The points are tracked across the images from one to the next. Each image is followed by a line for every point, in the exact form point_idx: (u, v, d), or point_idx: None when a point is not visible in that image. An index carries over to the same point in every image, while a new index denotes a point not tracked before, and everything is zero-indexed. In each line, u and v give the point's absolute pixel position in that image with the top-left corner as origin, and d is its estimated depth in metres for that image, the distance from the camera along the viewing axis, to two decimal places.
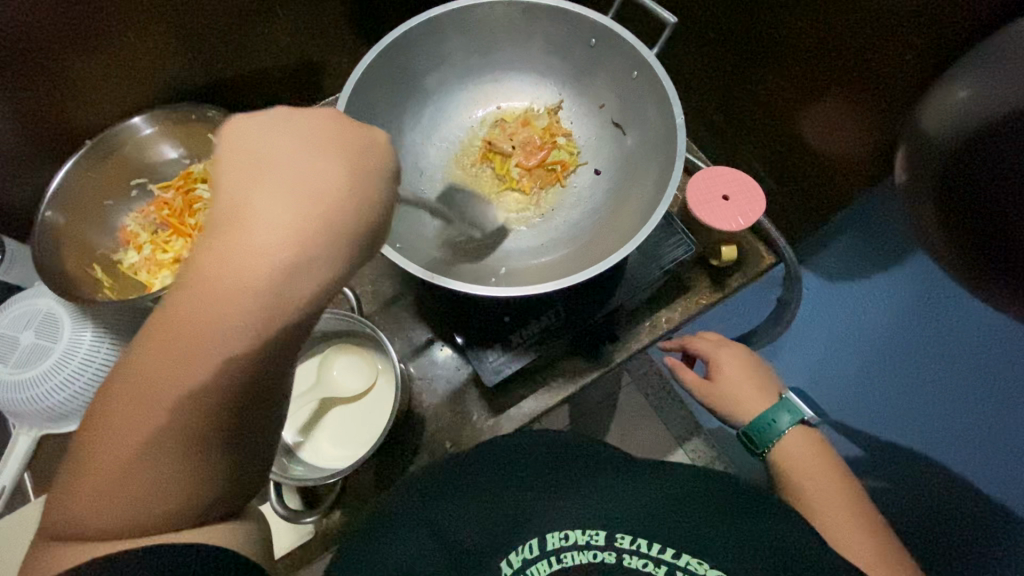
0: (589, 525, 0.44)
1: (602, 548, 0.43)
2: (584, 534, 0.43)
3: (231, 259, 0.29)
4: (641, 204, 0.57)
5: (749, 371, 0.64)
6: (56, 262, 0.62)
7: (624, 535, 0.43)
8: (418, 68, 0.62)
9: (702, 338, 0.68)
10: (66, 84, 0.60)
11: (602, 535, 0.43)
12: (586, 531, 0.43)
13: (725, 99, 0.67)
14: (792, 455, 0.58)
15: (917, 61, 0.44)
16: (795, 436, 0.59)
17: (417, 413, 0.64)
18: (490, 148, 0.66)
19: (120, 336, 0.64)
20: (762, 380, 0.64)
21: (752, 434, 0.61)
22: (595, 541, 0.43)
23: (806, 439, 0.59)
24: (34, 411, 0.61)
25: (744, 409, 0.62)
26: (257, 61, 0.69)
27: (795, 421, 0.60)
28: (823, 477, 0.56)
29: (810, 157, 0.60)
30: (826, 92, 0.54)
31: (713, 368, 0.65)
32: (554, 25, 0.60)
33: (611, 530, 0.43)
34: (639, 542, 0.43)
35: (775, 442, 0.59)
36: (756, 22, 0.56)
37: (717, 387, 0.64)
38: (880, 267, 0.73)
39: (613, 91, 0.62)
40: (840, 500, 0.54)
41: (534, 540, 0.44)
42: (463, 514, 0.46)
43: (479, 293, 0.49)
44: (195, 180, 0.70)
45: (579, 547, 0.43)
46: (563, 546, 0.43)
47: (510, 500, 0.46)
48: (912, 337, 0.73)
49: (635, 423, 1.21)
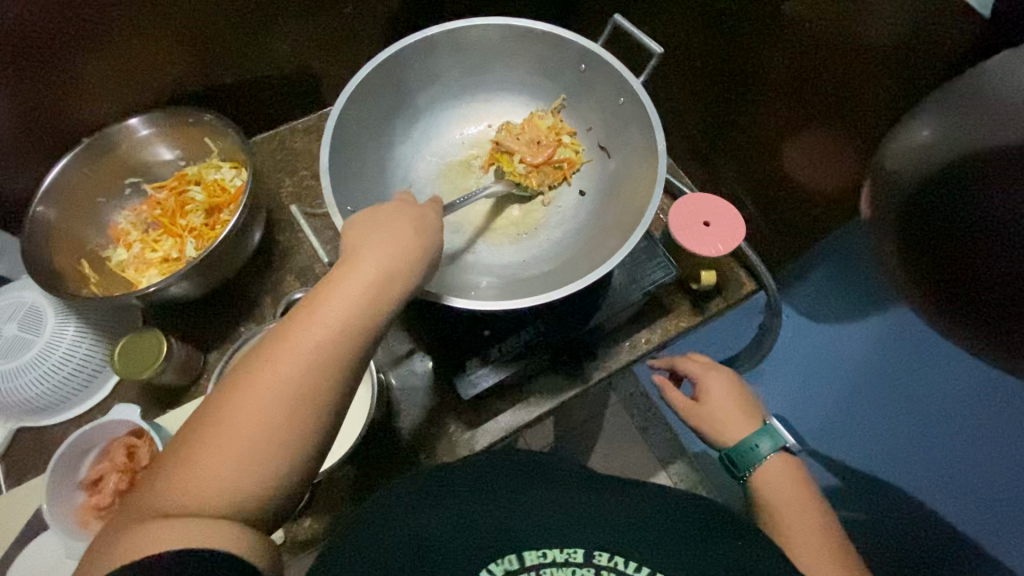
0: (567, 542, 0.44)
1: (580, 565, 0.43)
2: (562, 552, 0.43)
3: (335, 286, 0.38)
4: (623, 224, 0.58)
5: (733, 396, 0.65)
6: (45, 255, 0.63)
7: (602, 552, 0.43)
8: (411, 84, 0.63)
9: (692, 361, 0.68)
10: (64, 82, 0.61)
11: (580, 553, 0.43)
12: (564, 548, 0.43)
13: (711, 128, 0.68)
14: (771, 482, 0.57)
15: (886, 100, 0.46)
16: (774, 462, 0.59)
17: (394, 422, 0.64)
18: (500, 150, 0.67)
19: (104, 332, 0.65)
20: (745, 404, 0.64)
21: (734, 456, 0.60)
22: (573, 559, 0.43)
23: (786, 466, 0.58)
24: (12, 403, 0.61)
25: (726, 430, 0.62)
26: (254, 68, 0.71)
27: (774, 447, 0.59)
28: (801, 506, 0.55)
29: (790, 188, 0.62)
30: (804, 126, 0.55)
31: (699, 392, 0.66)
32: (545, 51, 0.62)
33: (589, 547, 0.44)
34: (617, 560, 0.43)
35: (754, 467, 0.59)
36: (738, 56, 0.58)
37: (701, 410, 0.64)
38: (859, 311, 0.72)
39: (600, 115, 0.64)
40: (813, 524, 0.53)
41: (513, 556, 0.43)
42: (429, 530, 0.45)
43: (458, 305, 0.50)
44: (189, 182, 0.70)
45: (557, 565, 0.43)
46: (542, 563, 0.43)
47: (477, 511, 0.46)
48: (895, 368, 0.72)
49: (620, 444, 1.21)
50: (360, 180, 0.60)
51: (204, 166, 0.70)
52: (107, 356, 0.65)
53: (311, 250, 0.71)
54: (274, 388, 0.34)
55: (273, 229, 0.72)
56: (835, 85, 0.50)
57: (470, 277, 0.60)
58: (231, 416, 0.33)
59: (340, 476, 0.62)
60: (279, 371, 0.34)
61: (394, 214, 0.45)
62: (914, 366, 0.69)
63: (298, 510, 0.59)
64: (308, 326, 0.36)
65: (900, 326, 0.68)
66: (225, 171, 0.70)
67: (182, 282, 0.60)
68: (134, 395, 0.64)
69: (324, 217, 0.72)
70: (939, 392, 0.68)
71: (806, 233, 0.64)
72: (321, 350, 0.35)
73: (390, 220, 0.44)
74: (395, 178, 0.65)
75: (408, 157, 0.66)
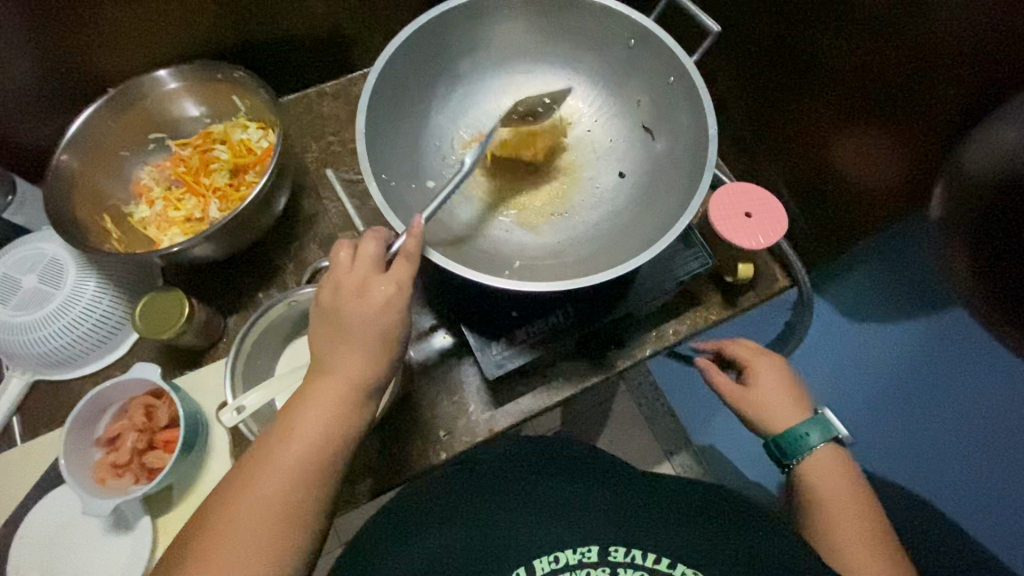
0: (581, 544, 0.49)
1: (595, 564, 0.48)
2: (575, 554, 0.49)
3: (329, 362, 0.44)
4: (664, 212, 0.56)
5: (784, 383, 0.61)
6: (67, 206, 0.61)
7: (617, 549, 0.49)
8: (452, 50, 0.61)
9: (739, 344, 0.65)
10: (91, 26, 0.59)
11: (595, 552, 0.49)
12: (577, 550, 0.49)
13: (757, 115, 0.65)
14: (816, 474, 0.56)
15: (960, 96, 0.43)
16: (823, 455, 0.57)
17: (414, 398, 0.63)
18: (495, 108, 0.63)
19: (124, 289, 0.63)
20: (793, 392, 0.61)
21: (782, 442, 0.58)
22: (586, 558, 0.48)
23: (834, 458, 0.57)
24: (31, 355, 0.60)
25: (772, 417, 0.60)
26: (289, 25, 0.68)
27: (823, 438, 0.57)
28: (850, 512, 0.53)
29: (838, 184, 0.59)
30: (861, 120, 0.53)
31: (750, 375, 0.63)
32: (595, 22, 0.60)
33: (604, 545, 0.49)
34: (633, 554, 0.48)
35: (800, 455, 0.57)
36: (797, 40, 0.55)
37: (750, 394, 0.61)
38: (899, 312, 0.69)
39: (647, 93, 0.61)
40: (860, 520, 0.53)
41: (521, 568, 0.49)
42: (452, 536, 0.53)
43: (493, 284, 0.48)
44: (214, 140, 0.68)
45: (571, 567, 0.48)
46: (554, 568, 0.48)
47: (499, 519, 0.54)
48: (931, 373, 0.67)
49: (626, 432, 1.20)
50: (395, 148, 0.58)
51: (231, 125, 0.68)
52: (127, 313, 0.64)
53: (336, 218, 0.69)
54: (288, 460, 0.42)
55: (298, 194, 0.70)
56: (901, 79, 0.47)
57: (501, 256, 0.58)
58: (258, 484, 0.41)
59: (357, 450, 0.60)
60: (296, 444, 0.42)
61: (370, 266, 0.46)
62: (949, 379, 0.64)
63: None
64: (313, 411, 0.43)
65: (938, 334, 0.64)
66: (252, 131, 0.68)
67: (207, 243, 0.59)
68: (152, 354, 0.63)
69: (351, 184, 0.70)
70: (968, 412, 0.64)
71: (844, 232, 0.62)
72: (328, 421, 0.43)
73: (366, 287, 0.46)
74: (427, 148, 0.62)
75: (443, 126, 0.64)
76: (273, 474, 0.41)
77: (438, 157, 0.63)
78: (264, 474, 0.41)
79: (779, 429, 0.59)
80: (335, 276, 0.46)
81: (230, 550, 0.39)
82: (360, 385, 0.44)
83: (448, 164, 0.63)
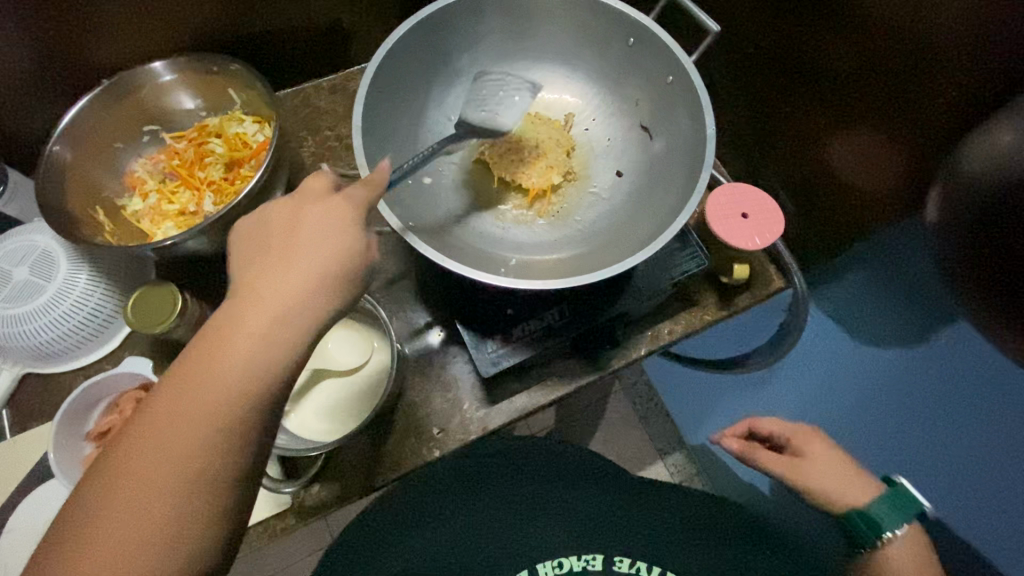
0: (584, 553, 0.58)
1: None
2: (580, 561, 0.57)
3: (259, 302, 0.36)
4: (661, 212, 0.56)
5: (840, 456, 0.61)
6: (59, 198, 0.60)
7: (621, 559, 0.57)
8: (451, 46, 0.61)
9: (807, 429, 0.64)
10: (86, 17, 0.59)
11: (598, 560, 0.57)
12: (581, 558, 0.57)
13: (755, 116, 0.65)
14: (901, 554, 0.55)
15: (959, 101, 0.43)
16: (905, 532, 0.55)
17: (409, 396, 0.63)
18: None
19: (116, 283, 0.63)
20: (845, 458, 0.61)
21: (866, 519, 0.56)
22: (590, 565, 0.57)
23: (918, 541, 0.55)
24: (20, 347, 0.59)
25: (850, 493, 0.59)
26: (285, 18, 0.68)
27: (906, 518, 0.56)
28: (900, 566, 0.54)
29: (835, 187, 0.59)
30: (859, 122, 0.53)
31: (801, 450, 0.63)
32: (595, 21, 0.59)
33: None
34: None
35: (888, 536, 0.55)
36: (797, 41, 0.55)
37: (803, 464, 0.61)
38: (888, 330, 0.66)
39: (645, 93, 0.61)
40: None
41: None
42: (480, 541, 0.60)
43: (490, 282, 0.48)
44: (209, 134, 0.68)
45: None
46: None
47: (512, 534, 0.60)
48: (919, 390, 0.66)
49: (619, 432, 1.20)
50: (392, 143, 0.58)
51: (226, 118, 0.68)
52: (119, 307, 0.63)
53: None
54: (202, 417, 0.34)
55: (293, 190, 0.70)
56: (900, 81, 0.47)
57: (498, 253, 0.58)
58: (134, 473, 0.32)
59: (350, 447, 0.60)
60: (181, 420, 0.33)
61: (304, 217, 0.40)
62: (952, 389, 0.62)
63: (308, 478, 0.58)
64: (230, 355, 0.35)
65: (952, 350, 0.59)
66: (247, 125, 0.67)
67: (201, 237, 0.58)
68: (144, 348, 0.63)
69: (348, 179, 0.70)
70: (963, 430, 0.63)
71: (841, 234, 0.62)
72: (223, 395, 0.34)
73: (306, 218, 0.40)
74: (425, 144, 0.62)
75: (441, 123, 0.63)
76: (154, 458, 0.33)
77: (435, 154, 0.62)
78: (136, 459, 0.32)
79: (858, 506, 0.58)
80: (274, 229, 0.40)
81: (98, 555, 0.31)
82: (284, 355, 0.36)
83: (446, 160, 0.63)
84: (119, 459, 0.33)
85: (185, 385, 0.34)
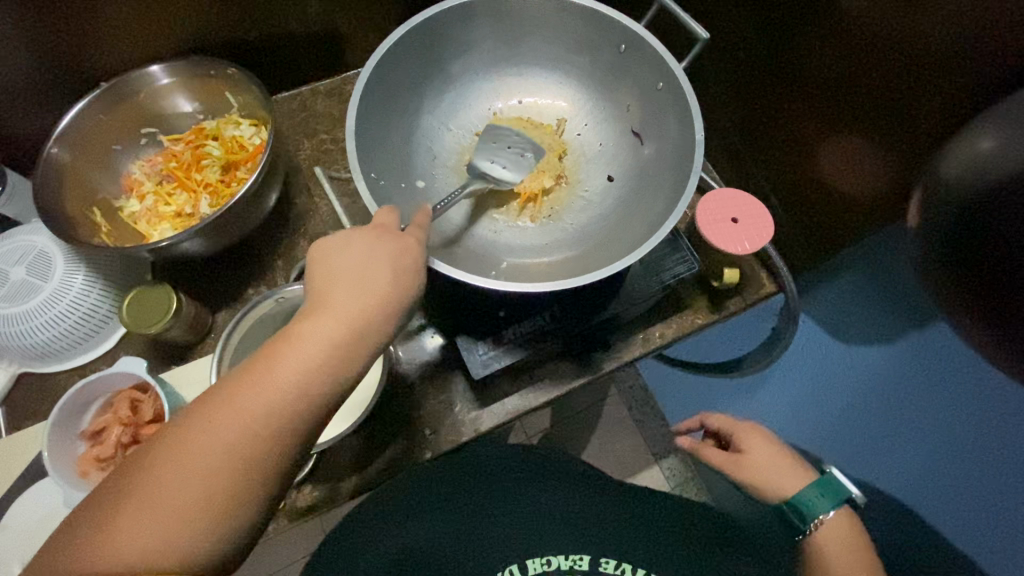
0: (574, 552, 0.57)
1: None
2: (569, 560, 0.57)
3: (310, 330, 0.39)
4: (650, 216, 0.56)
5: (775, 448, 0.62)
6: (57, 199, 0.61)
7: (609, 561, 0.57)
8: (444, 51, 0.61)
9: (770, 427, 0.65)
10: (84, 20, 0.59)
11: (587, 561, 0.57)
12: (571, 557, 0.57)
13: (746, 122, 0.66)
14: (831, 537, 0.56)
15: (943, 108, 0.44)
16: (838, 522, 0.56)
17: (402, 397, 0.63)
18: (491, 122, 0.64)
19: (113, 283, 0.63)
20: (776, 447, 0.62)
21: (796, 508, 0.57)
22: (579, 564, 0.57)
23: (848, 525, 0.56)
24: (17, 346, 0.60)
25: (783, 483, 0.59)
26: (282, 23, 0.68)
27: (835, 505, 0.57)
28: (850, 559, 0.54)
29: (824, 192, 0.60)
30: (847, 129, 0.53)
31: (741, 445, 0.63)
32: (585, 27, 0.60)
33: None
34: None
35: (817, 522, 0.56)
36: (786, 49, 0.55)
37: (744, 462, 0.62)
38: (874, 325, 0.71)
39: (636, 98, 0.61)
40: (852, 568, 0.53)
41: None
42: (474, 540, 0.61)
43: (480, 285, 0.49)
44: (206, 136, 0.69)
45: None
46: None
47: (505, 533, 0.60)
48: (914, 386, 0.70)
49: (614, 435, 1.21)
50: (386, 147, 0.59)
51: (223, 121, 0.69)
52: (115, 307, 0.64)
53: (326, 216, 0.69)
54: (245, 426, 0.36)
55: (289, 192, 0.70)
56: (887, 88, 0.48)
57: (490, 257, 0.59)
58: (175, 466, 0.35)
59: (342, 448, 0.61)
60: (228, 424, 0.36)
61: (367, 248, 0.43)
62: (947, 385, 0.66)
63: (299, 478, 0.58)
64: (279, 374, 0.37)
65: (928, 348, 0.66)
66: (244, 128, 0.68)
67: (197, 238, 0.59)
68: (140, 348, 0.63)
69: (343, 182, 0.70)
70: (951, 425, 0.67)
71: (828, 239, 0.63)
72: (272, 403, 0.36)
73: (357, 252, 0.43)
74: (419, 148, 0.63)
75: (434, 127, 0.64)
76: (196, 457, 0.35)
77: (429, 158, 0.63)
78: (184, 449, 0.35)
79: (790, 495, 0.59)
80: (322, 263, 0.43)
81: (125, 544, 0.32)
82: (321, 380, 0.38)
83: (439, 164, 0.64)
84: (167, 446, 0.35)
85: (241, 391, 0.37)
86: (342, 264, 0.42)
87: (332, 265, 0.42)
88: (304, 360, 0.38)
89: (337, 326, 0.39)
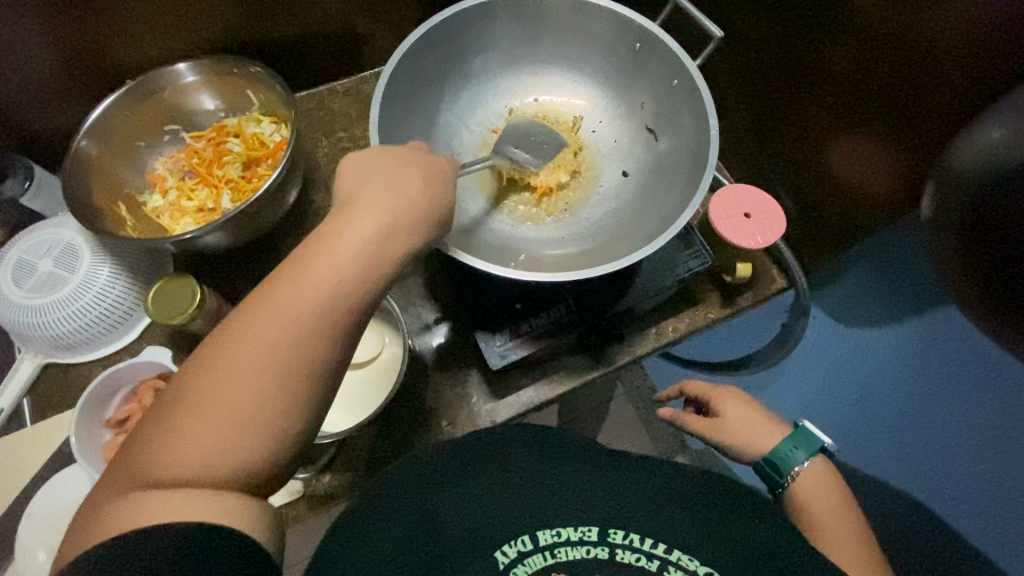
0: (583, 523, 0.45)
1: (595, 543, 0.43)
2: (577, 531, 0.44)
3: (344, 232, 0.40)
4: (665, 210, 0.57)
5: (752, 409, 0.63)
6: (84, 192, 0.62)
7: (617, 531, 0.44)
8: (463, 49, 0.63)
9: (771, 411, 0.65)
10: (113, 18, 0.61)
11: (595, 532, 0.44)
12: (580, 527, 0.44)
13: (758, 120, 0.67)
14: (809, 486, 0.56)
15: (953, 102, 0.45)
16: (814, 469, 0.57)
17: (418, 389, 0.64)
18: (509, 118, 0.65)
19: (136, 276, 0.65)
20: (767, 419, 0.63)
21: (772, 462, 0.58)
22: (588, 537, 0.44)
23: (824, 472, 0.57)
24: (43, 337, 0.61)
25: (758, 439, 0.61)
26: (302, 23, 0.70)
27: (811, 454, 0.58)
28: (835, 513, 0.54)
29: (835, 186, 0.61)
30: (858, 124, 0.54)
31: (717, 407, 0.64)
32: (601, 27, 0.62)
33: (604, 526, 0.45)
34: (633, 537, 0.44)
35: (793, 473, 0.57)
36: (797, 47, 0.57)
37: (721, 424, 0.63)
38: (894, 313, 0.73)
39: (651, 95, 0.63)
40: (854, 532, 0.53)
41: (527, 535, 0.44)
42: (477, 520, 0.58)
43: (501, 275, 0.50)
44: (227, 133, 0.70)
45: (572, 543, 0.43)
46: (557, 542, 0.44)
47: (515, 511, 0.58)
48: (930, 377, 0.71)
49: (622, 435, 1.21)
50: (406, 143, 0.60)
51: (245, 119, 0.70)
52: (138, 299, 0.65)
53: None
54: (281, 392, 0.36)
55: (307, 189, 0.72)
56: (897, 83, 0.49)
57: (508, 249, 0.60)
58: (208, 402, 0.34)
59: (359, 438, 0.62)
60: (271, 325, 0.36)
61: (391, 162, 0.46)
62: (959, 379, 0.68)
63: (320, 467, 0.59)
64: (323, 279, 0.38)
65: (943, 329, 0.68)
66: (265, 125, 0.69)
67: (219, 231, 0.60)
68: (162, 340, 0.65)
69: None
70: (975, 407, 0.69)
71: (842, 234, 0.63)
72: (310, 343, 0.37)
73: (381, 166, 0.45)
74: (437, 144, 0.64)
75: (453, 124, 0.65)
76: (233, 385, 0.34)
77: (447, 154, 0.65)
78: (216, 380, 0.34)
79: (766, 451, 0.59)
80: (349, 181, 0.45)
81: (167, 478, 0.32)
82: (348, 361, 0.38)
83: (457, 160, 0.65)
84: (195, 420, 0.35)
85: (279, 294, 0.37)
86: (368, 178, 0.45)
87: (359, 180, 0.44)
88: (343, 256, 0.39)
89: (376, 222, 0.41)
